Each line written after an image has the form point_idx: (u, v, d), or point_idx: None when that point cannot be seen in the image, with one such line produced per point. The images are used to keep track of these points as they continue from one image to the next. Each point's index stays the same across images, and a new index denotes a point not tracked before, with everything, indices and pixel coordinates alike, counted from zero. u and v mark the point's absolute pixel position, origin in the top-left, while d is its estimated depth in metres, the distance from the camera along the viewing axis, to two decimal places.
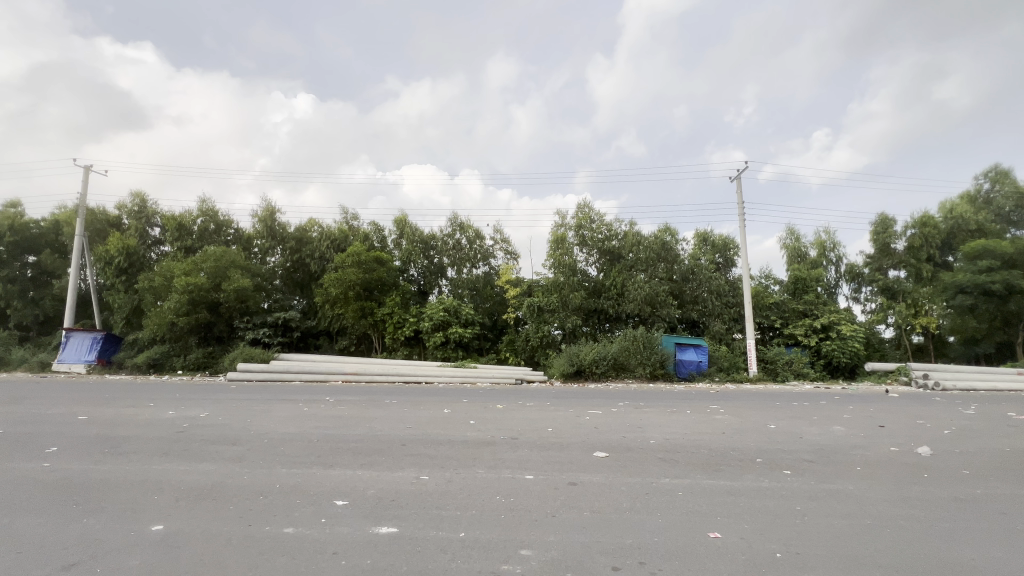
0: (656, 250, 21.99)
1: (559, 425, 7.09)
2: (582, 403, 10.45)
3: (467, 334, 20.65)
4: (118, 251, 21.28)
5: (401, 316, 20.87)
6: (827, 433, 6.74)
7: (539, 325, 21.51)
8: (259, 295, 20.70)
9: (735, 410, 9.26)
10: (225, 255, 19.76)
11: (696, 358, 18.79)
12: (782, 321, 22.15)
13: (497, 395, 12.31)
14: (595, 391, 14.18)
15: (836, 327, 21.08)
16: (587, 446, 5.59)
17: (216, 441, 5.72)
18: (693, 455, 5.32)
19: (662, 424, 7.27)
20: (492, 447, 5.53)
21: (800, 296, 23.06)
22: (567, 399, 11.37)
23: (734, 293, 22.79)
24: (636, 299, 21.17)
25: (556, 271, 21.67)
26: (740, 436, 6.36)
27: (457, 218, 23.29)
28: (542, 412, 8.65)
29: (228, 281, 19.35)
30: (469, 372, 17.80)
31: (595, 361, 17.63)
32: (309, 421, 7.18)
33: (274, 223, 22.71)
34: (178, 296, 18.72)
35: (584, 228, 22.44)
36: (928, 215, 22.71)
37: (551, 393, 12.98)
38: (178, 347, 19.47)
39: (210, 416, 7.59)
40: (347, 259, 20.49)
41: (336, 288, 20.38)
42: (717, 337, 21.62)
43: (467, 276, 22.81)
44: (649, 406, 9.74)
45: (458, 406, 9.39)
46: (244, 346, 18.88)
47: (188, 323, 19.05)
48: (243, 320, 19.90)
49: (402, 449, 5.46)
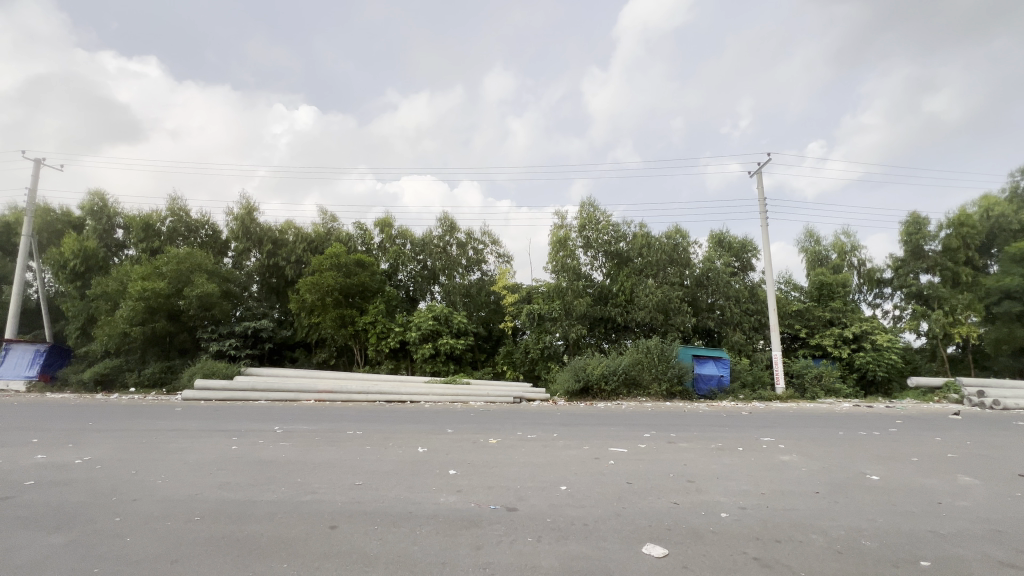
0: (666, 253, 20.05)
1: (576, 479, 4.97)
2: (597, 432, 8.31)
3: (460, 345, 18.55)
4: (73, 253, 19.19)
5: (384, 326, 18.75)
6: (969, 493, 4.63)
7: (539, 335, 19.41)
8: (227, 303, 18.54)
9: (798, 445, 7.14)
10: (190, 257, 17.69)
11: (716, 372, 16.70)
12: (807, 330, 20.14)
13: (493, 419, 10.15)
14: (606, 413, 12.05)
15: (869, 337, 19.04)
16: (630, 534, 3.47)
17: (35, 523, 3.58)
18: (807, 551, 3.23)
19: (720, 476, 5.18)
20: (476, 536, 3.43)
21: (825, 303, 20.89)
22: (577, 425, 9.22)
23: (753, 299, 20.77)
24: (647, 306, 19.15)
25: (558, 275, 19.57)
26: (850, 503, 4.24)
27: (447, 217, 21.32)
28: (549, 450, 6.53)
29: (191, 286, 17.24)
30: (460, 390, 15.60)
31: (604, 376, 15.49)
32: (220, 472, 5.07)
33: (251, 221, 20.65)
34: (132, 303, 16.50)
35: (588, 228, 20.42)
36: (965, 214, 20.94)
37: (557, 416, 10.83)
38: (132, 361, 17.24)
39: (85, 463, 5.41)
40: (325, 262, 18.38)
41: (311, 295, 18.12)
42: (737, 348, 19.61)
43: (459, 282, 20.71)
44: (685, 438, 7.61)
45: (439, 440, 7.25)
46: (207, 360, 16.67)
47: (143, 333, 16.84)
48: (207, 330, 17.66)
49: (328, 542, 3.34)
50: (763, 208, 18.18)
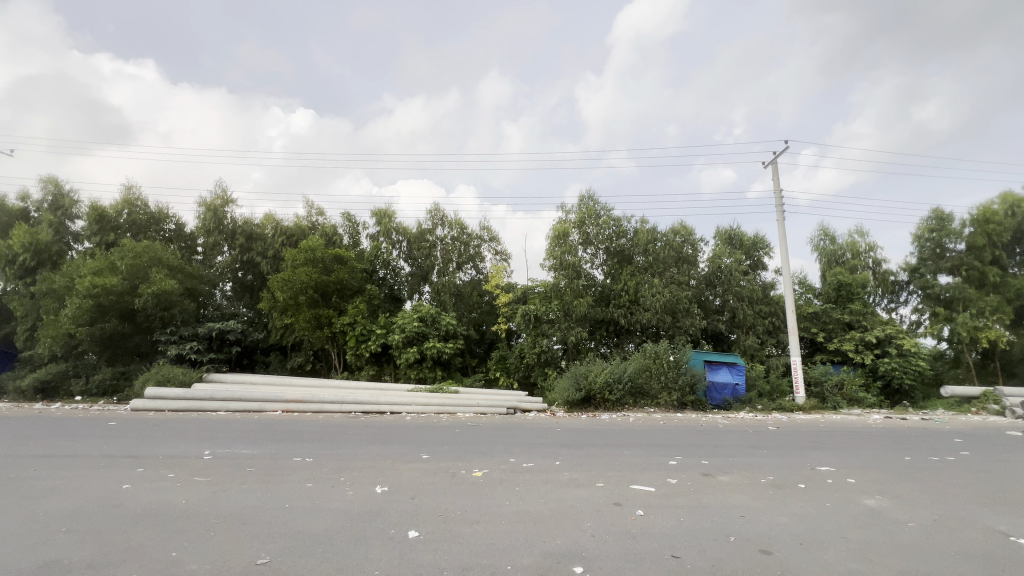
0: (672, 250, 18.53)
1: (595, 552, 3.34)
2: (609, 458, 6.67)
3: (448, 349, 16.91)
4: (22, 246, 17.35)
5: (365, 327, 17.05)
6: None
7: (536, 339, 17.72)
8: (191, 302, 16.80)
9: (871, 479, 5.53)
10: (149, 250, 15.89)
11: (730, 380, 15.26)
12: (825, 334, 18.71)
13: (480, 437, 8.47)
14: (612, 428, 10.42)
15: (893, 342, 17.54)
16: None
17: None
18: None
19: (802, 541, 3.56)
20: None
21: (843, 305, 19.45)
22: (582, 447, 7.57)
23: (766, 300, 19.26)
24: (653, 307, 17.62)
25: (556, 273, 17.98)
26: None
27: (437, 211, 19.70)
28: (551, 492, 4.87)
29: (148, 282, 15.41)
30: (448, 400, 13.91)
31: (609, 385, 13.85)
32: (62, 541, 3.39)
33: (223, 214, 18.97)
34: (79, 300, 14.64)
35: (588, 223, 18.68)
36: (991, 209, 19.62)
37: (558, 433, 9.17)
38: (81, 365, 15.50)
39: None
40: (299, 256, 16.60)
41: (282, 293, 16.40)
42: (749, 352, 18.20)
43: (450, 280, 18.98)
44: (722, 468, 5.98)
45: (408, 472, 5.57)
46: (164, 365, 14.88)
47: (91, 335, 15.04)
48: (165, 331, 15.86)
49: None
50: (780, 201, 16.69)
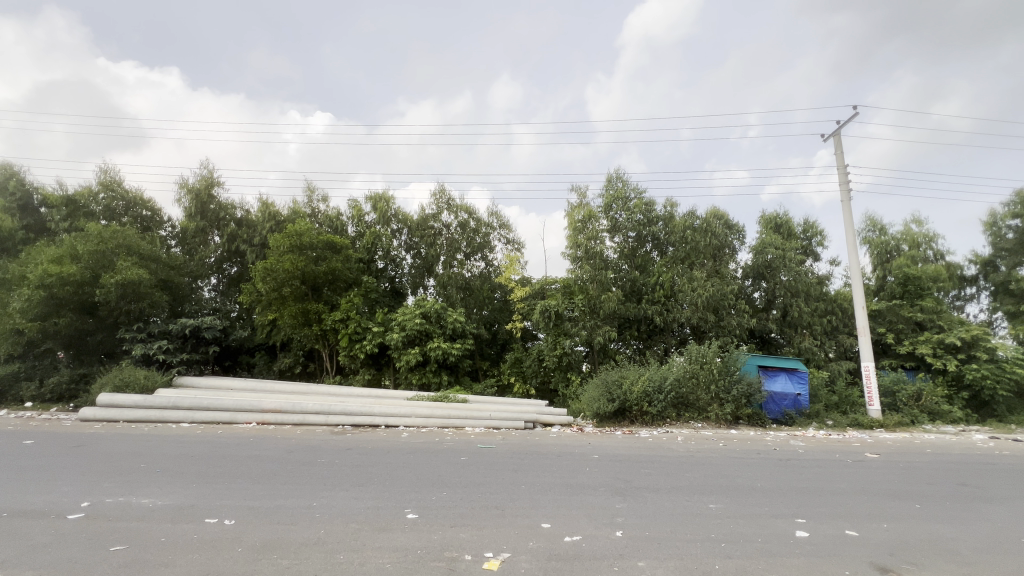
0: (713, 238, 16.09)
1: None
2: (694, 520, 4.32)
3: (455, 351, 14.67)
4: None
5: (359, 325, 14.89)
6: None
7: (557, 339, 15.35)
8: (166, 295, 14.77)
9: None
10: (116, 235, 13.77)
11: (791, 389, 12.79)
12: (893, 335, 16.16)
13: (494, 471, 6.16)
14: (662, 453, 8.09)
15: (979, 346, 14.89)
16: None
17: None
18: None
19: None
20: None
21: (912, 301, 16.87)
22: (642, 494, 5.21)
23: (822, 298, 16.79)
24: (692, 304, 15.20)
25: (581, 266, 15.60)
26: None
27: (444, 194, 17.47)
28: None
29: (114, 272, 13.33)
30: (454, 411, 11.63)
31: (647, 395, 11.51)
32: None
33: (207, 197, 16.92)
34: (29, 291, 12.58)
35: (618, 207, 15.97)
36: None
37: (597, 464, 6.81)
38: (38, 366, 13.58)
39: None
40: (285, 242, 14.44)
41: (265, 285, 14.33)
42: (803, 355, 15.77)
43: (459, 272, 16.71)
44: (901, 555, 3.58)
45: (376, 560, 3.31)
46: (128, 366, 12.85)
47: (45, 331, 13.10)
48: (132, 328, 13.89)
49: None
50: (846, 177, 14.11)
